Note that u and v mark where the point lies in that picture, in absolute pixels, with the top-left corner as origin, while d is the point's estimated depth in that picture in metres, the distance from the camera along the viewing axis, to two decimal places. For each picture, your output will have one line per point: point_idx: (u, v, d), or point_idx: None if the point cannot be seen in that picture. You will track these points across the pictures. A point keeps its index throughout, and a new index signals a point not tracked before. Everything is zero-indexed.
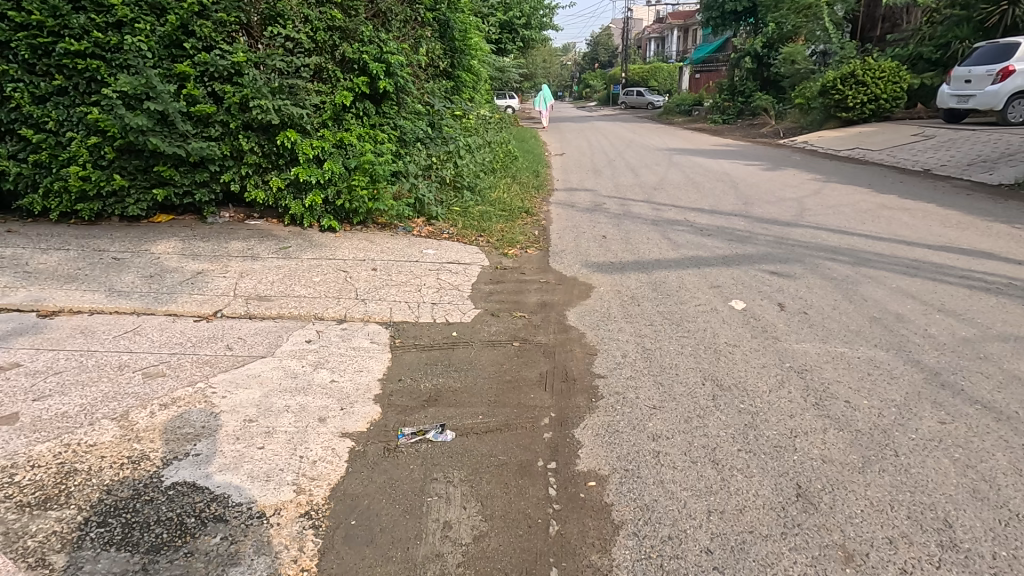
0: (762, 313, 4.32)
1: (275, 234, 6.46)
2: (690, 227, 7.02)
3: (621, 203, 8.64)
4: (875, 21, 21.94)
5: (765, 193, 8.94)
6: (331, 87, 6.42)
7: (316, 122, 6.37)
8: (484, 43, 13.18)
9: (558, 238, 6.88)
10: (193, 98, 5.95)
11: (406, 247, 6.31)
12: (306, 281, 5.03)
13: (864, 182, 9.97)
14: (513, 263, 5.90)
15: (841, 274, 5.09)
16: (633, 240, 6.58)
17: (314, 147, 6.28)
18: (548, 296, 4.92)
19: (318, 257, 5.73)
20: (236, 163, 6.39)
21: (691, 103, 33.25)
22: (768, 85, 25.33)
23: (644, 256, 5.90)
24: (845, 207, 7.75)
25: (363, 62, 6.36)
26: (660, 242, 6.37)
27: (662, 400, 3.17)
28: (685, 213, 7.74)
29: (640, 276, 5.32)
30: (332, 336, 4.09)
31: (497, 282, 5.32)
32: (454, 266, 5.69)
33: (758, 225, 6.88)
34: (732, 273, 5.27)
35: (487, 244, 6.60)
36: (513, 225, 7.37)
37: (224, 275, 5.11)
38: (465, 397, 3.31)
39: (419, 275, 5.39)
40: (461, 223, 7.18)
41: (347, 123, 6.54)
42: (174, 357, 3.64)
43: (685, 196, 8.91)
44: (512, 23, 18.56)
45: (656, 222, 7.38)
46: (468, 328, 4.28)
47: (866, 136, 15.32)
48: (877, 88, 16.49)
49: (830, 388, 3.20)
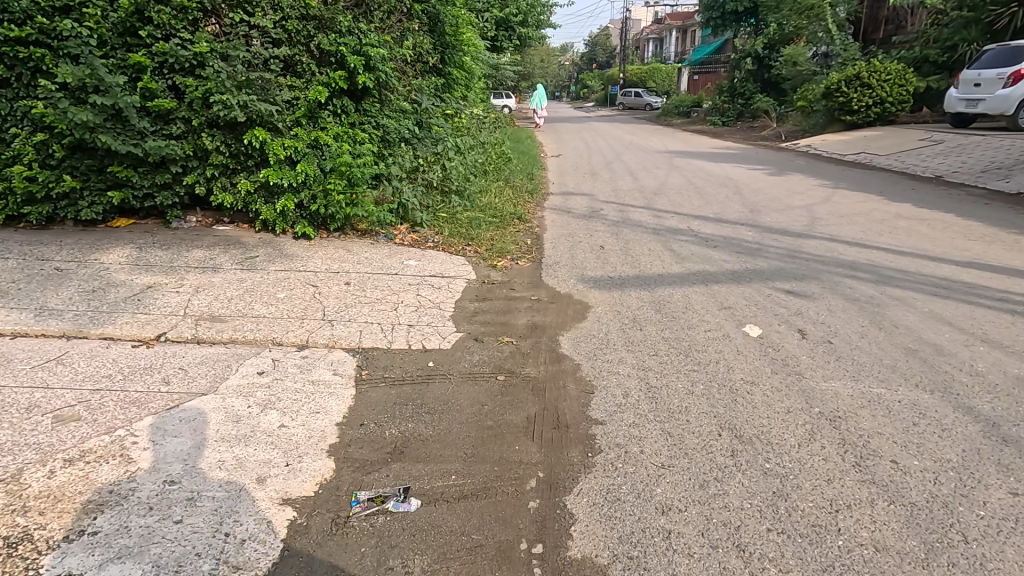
0: (780, 341, 3.82)
1: (243, 242, 5.92)
2: (694, 237, 6.52)
3: (620, 209, 8.12)
4: (878, 23, 21.55)
5: (772, 200, 8.44)
6: (306, 81, 5.88)
7: (289, 120, 5.84)
8: (478, 40, 12.66)
9: (552, 248, 6.36)
10: (150, 91, 5.42)
11: (386, 258, 5.78)
12: (268, 298, 4.49)
13: (874, 188, 9.49)
14: (502, 277, 5.38)
15: (865, 294, 4.58)
16: (633, 251, 6.07)
17: (286, 147, 5.75)
18: (540, 317, 4.39)
19: (287, 269, 5.19)
20: (201, 163, 5.85)
21: (689, 105, 32.84)
22: (768, 87, 24.92)
23: (645, 270, 5.39)
24: (859, 217, 7.26)
25: (340, 55, 5.82)
26: (662, 254, 5.85)
27: (672, 457, 2.65)
28: (688, 222, 7.23)
29: (641, 294, 4.80)
30: (289, 366, 3.55)
31: (484, 299, 4.80)
32: (437, 280, 5.16)
33: (768, 236, 6.38)
34: (743, 292, 4.76)
35: (474, 255, 6.06)
36: (504, 233, 6.84)
37: (177, 290, 4.57)
38: (438, 450, 2.77)
39: (396, 291, 4.86)
40: (447, 230, 6.64)
41: (323, 121, 6.01)
42: (97, 394, 3.10)
43: (688, 202, 8.40)
44: (508, 21, 18.08)
45: (658, 230, 6.87)
46: (447, 356, 3.75)
47: (872, 140, 14.87)
48: (882, 91, 16.05)
49: (871, 443, 2.70)
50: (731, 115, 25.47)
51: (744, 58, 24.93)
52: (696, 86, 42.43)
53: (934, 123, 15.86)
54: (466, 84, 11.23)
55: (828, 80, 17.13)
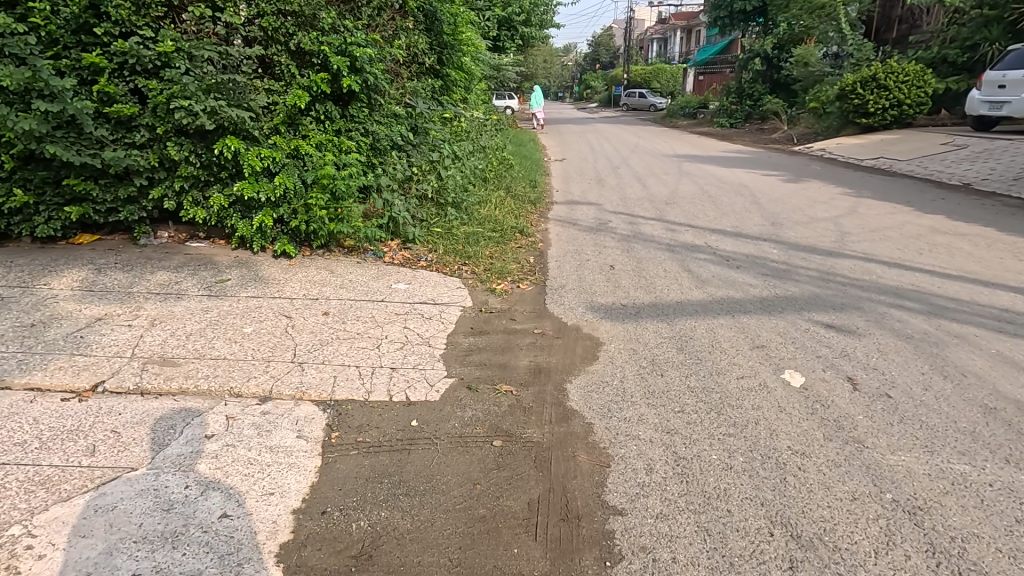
0: (828, 393, 3.23)
1: (216, 263, 5.36)
2: (713, 255, 5.93)
3: (629, 221, 7.53)
4: (892, 23, 20.91)
5: (793, 211, 7.84)
6: (285, 85, 5.33)
7: (266, 127, 5.28)
8: (480, 39, 12.07)
9: (557, 268, 5.78)
10: (109, 96, 4.87)
11: (372, 280, 5.21)
12: (233, 334, 3.92)
13: (901, 197, 8.89)
14: (502, 304, 4.80)
15: (918, 329, 3.99)
16: (647, 271, 5.48)
17: (262, 157, 5.18)
18: (545, 358, 3.81)
19: (260, 296, 4.63)
20: (169, 175, 5.30)
21: (695, 105, 32.20)
22: (778, 88, 24.29)
23: (661, 297, 4.81)
24: (891, 231, 6.66)
25: (323, 56, 5.24)
26: (679, 277, 5.26)
27: (714, 572, 2.08)
28: (705, 236, 6.64)
29: (659, 328, 4.22)
30: (245, 428, 2.96)
31: (480, 333, 4.22)
32: (428, 309, 4.59)
33: (796, 254, 5.79)
34: (776, 325, 4.18)
35: (471, 276, 5.47)
36: (504, 250, 6.26)
37: (130, 323, 4.01)
38: (416, 554, 2.19)
39: (381, 322, 4.29)
40: (442, 246, 6.05)
41: (304, 129, 5.44)
42: (1, 472, 2.52)
43: (702, 213, 7.80)
44: (511, 20, 17.48)
45: (672, 247, 6.28)
46: (434, 412, 3.17)
47: (890, 144, 14.25)
48: (900, 92, 15.41)
49: (968, 551, 2.12)
50: (739, 116, 24.84)
51: (752, 58, 24.43)
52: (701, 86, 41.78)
53: (954, 127, 15.23)
54: (465, 86, 10.66)
55: (843, 82, 16.50)
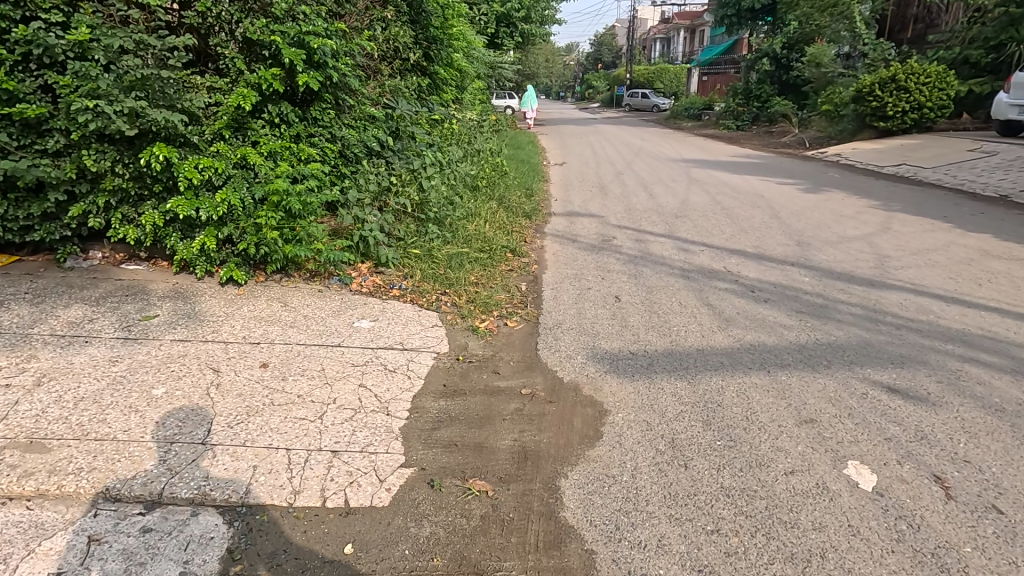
0: (914, 503, 2.39)
1: (149, 293, 4.52)
2: (735, 284, 5.08)
3: (635, 239, 6.68)
4: (907, 22, 19.96)
5: (819, 228, 6.99)
6: (232, 82, 4.53)
7: (208, 131, 4.45)
8: (473, 34, 11.20)
9: (552, 298, 4.93)
10: (11, 93, 4.02)
11: (331, 315, 4.37)
12: (135, 399, 3.07)
13: (937, 210, 8.04)
14: (483, 349, 3.96)
15: (1008, 397, 3.16)
16: (658, 305, 4.65)
17: (202, 168, 4.35)
18: (533, 436, 2.95)
19: (187, 341, 3.78)
20: (92, 187, 4.46)
21: (700, 106, 31.34)
22: (786, 89, 23.44)
23: (677, 343, 3.96)
24: (937, 255, 5.81)
25: (275, 47, 4.41)
26: (698, 314, 4.42)
27: None
28: (724, 259, 5.78)
29: (678, 389, 3.38)
30: (108, 561, 2.12)
31: (454, 394, 3.37)
32: (392, 358, 3.74)
33: (833, 285, 4.94)
34: (824, 387, 3.33)
35: (450, 310, 4.62)
36: (492, 274, 5.41)
37: (9, 382, 3.17)
38: None
39: (330, 379, 3.44)
40: (420, 271, 5.19)
41: (254, 135, 4.63)
42: None
43: (718, 230, 6.95)
44: (509, 15, 16.59)
45: (686, 273, 5.43)
46: (380, 528, 2.33)
47: (912, 149, 13.38)
48: (921, 94, 14.54)
49: None
50: (745, 118, 23.98)
51: (761, 57, 23.62)
52: (705, 87, 40.88)
53: (978, 131, 14.37)
54: (455, 84, 9.82)
55: (859, 83, 15.61)
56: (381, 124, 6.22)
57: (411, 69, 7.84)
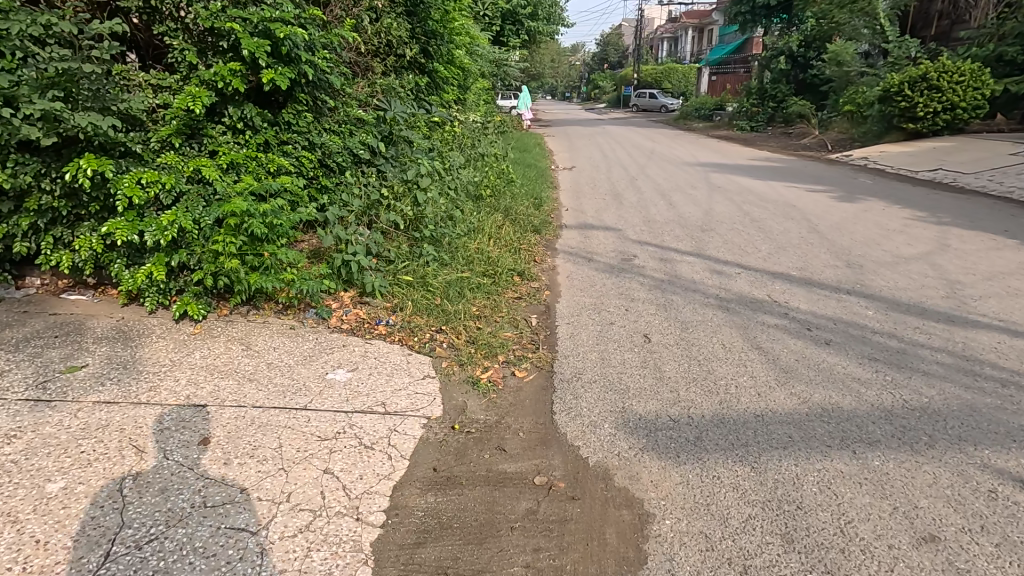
0: None
1: (84, 334, 3.76)
2: (786, 319, 4.28)
3: (660, 259, 5.87)
4: (931, 19, 18.94)
5: (868, 245, 6.17)
6: (184, 79, 3.77)
7: (155, 138, 3.70)
8: (477, 30, 10.42)
9: (569, 335, 4.15)
10: None
11: (302, 363, 3.60)
12: (19, 501, 2.30)
13: (995, 223, 7.19)
14: (486, 413, 3.18)
15: None
16: (698, 349, 3.85)
17: (145, 183, 3.58)
18: (551, 560, 2.17)
19: (114, 404, 3.01)
20: (16, 206, 3.69)
21: (711, 106, 30.43)
22: (804, 89, 22.56)
23: (728, 406, 3.16)
24: (1016, 280, 4.99)
25: (234, 37, 3.64)
26: (748, 364, 3.61)
27: None
28: (765, 286, 4.99)
29: (740, 479, 2.58)
30: None
31: (447, 486, 2.59)
32: (371, 428, 2.96)
33: (905, 321, 4.13)
34: (935, 478, 2.52)
35: (447, 353, 3.85)
36: (498, 304, 4.63)
37: None
38: None
39: (287, 462, 2.65)
40: (412, 302, 4.39)
41: (212, 143, 3.86)
42: None
43: (752, 248, 6.13)
44: (515, 13, 15.84)
45: (725, 303, 4.63)
46: None
47: (947, 153, 12.51)
48: (954, 94, 13.65)
49: None
50: (760, 119, 23.13)
51: (777, 55, 22.82)
52: (714, 87, 39.94)
53: (1015, 134, 13.47)
54: (456, 84, 9.05)
55: (886, 82, 14.72)
56: (370, 129, 5.46)
57: (406, 67, 7.10)
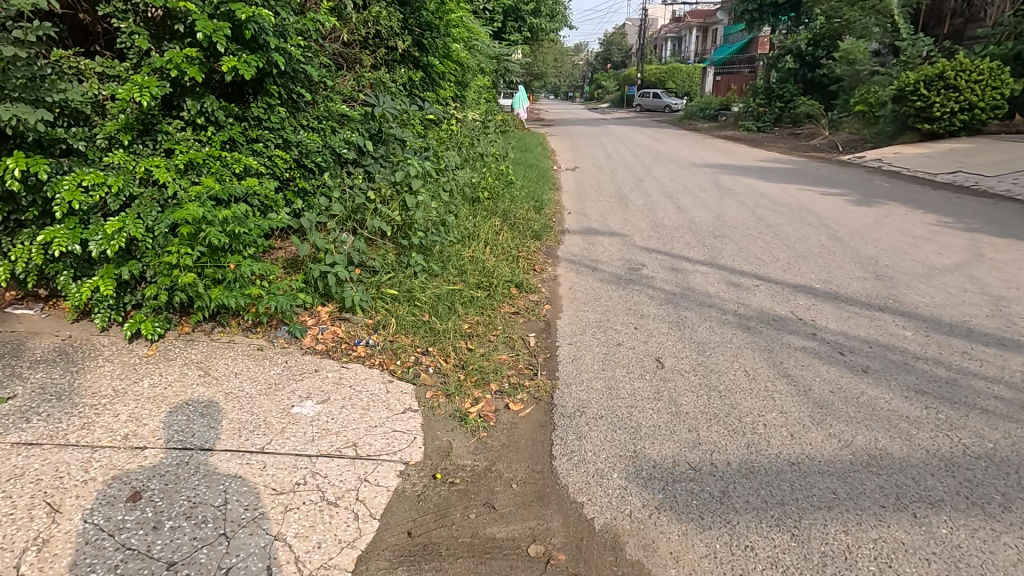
0: None
1: (21, 356, 3.30)
2: (815, 341, 3.81)
3: (670, 269, 5.41)
4: (944, 17, 18.45)
5: (896, 254, 5.70)
6: (135, 68, 3.31)
7: (101, 134, 3.24)
8: (477, 24, 9.97)
9: (571, 358, 3.69)
10: None
11: (267, 393, 3.15)
12: None
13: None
14: (474, 457, 2.72)
15: None
16: (718, 377, 3.40)
17: (87, 186, 3.12)
18: None
19: (36, 446, 2.56)
20: None
21: (716, 107, 29.94)
22: (812, 89, 22.06)
23: (758, 451, 2.70)
24: None
25: (190, 20, 3.18)
26: (777, 396, 3.15)
27: None
28: (788, 302, 4.52)
29: (780, 552, 2.12)
30: None
31: (423, 557, 2.13)
32: (337, 478, 2.51)
33: (951, 345, 3.68)
34: (1019, 554, 2.07)
35: (433, 380, 3.39)
36: (492, 321, 4.17)
37: None
38: None
39: (232, 526, 2.20)
40: (396, 319, 3.95)
41: (168, 140, 3.41)
42: None
43: (770, 257, 5.67)
44: (517, 10, 15.43)
45: (745, 322, 4.17)
46: None
47: (965, 154, 12.03)
48: (972, 93, 13.16)
49: None
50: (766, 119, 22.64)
51: (785, 54, 22.33)
52: (718, 86, 39.45)
53: None
54: (454, 80, 8.59)
55: (900, 81, 14.23)
56: (355, 126, 5.02)
57: (399, 61, 6.66)
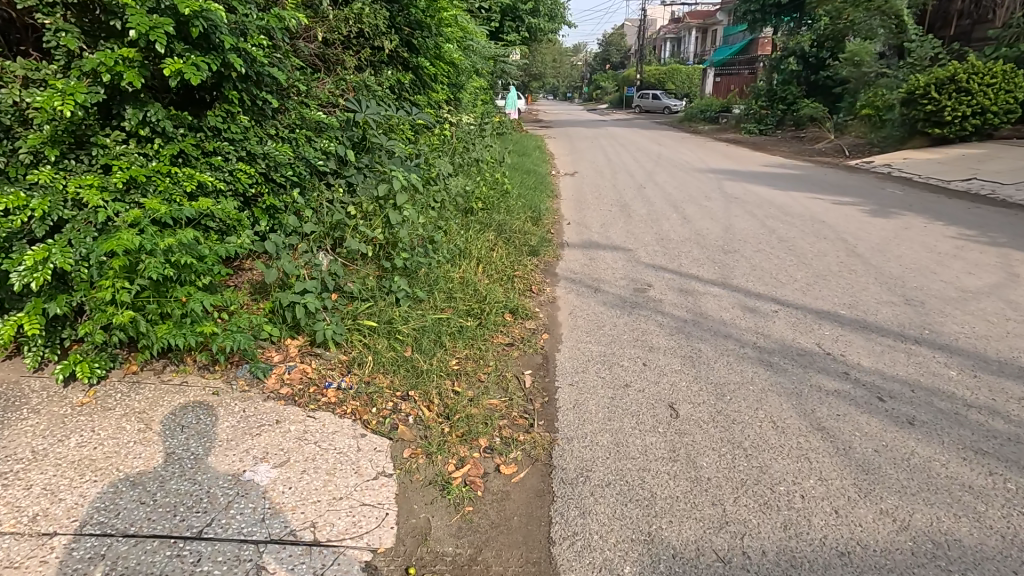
0: None
1: None
2: (849, 383, 3.37)
3: (679, 291, 4.96)
4: (950, 18, 18.03)
5: (924, 274, 5.25)
6: (65, 70, 2.83)
7: (23, 148, 2.76)
8: (472, 23, 9.51)
9: (573, 404, 3.23)
10: None
11: (216, 453, 2.68)
12: None
13: None
14: (457, 543, 2.26)
15: None
16: (741, 430, 2.94)
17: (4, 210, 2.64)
18: None
19: None
20: None
21: (718, 108, 29.48)
22: (816, 91, 21.64)
23: (797, 535, 2.25)
24: None
25: (125, 15, 2.70)
26: (813, 458, 2.70)
27: None
28: (813, 333, 4.07)
29: None
30: None
31: None
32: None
33: (1005, 390, 3.23)
34: None
35: (412, 433, 2.94)
36: (482, 355, 3.72)
37: None
38: None
39: None
40: (373, 356, 3.49)
41: (105, 155, 2.93)
42: None
43: (787, 277, 5.22)
44: (514, 8, 15.02)
45: (767, 357, 3.71)
46: None
47: (979, 160, 11.60)
48: (985, 97, 12.74)
49: None
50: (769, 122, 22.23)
51: (788, 56, 21.89)
52: (719, 87, 39.05)
53: None
54: (447, 82, 8.14)
55: (910, 84, 13.80)
56: (334, 135, 4.56)
57: (387, 62, 6.22)
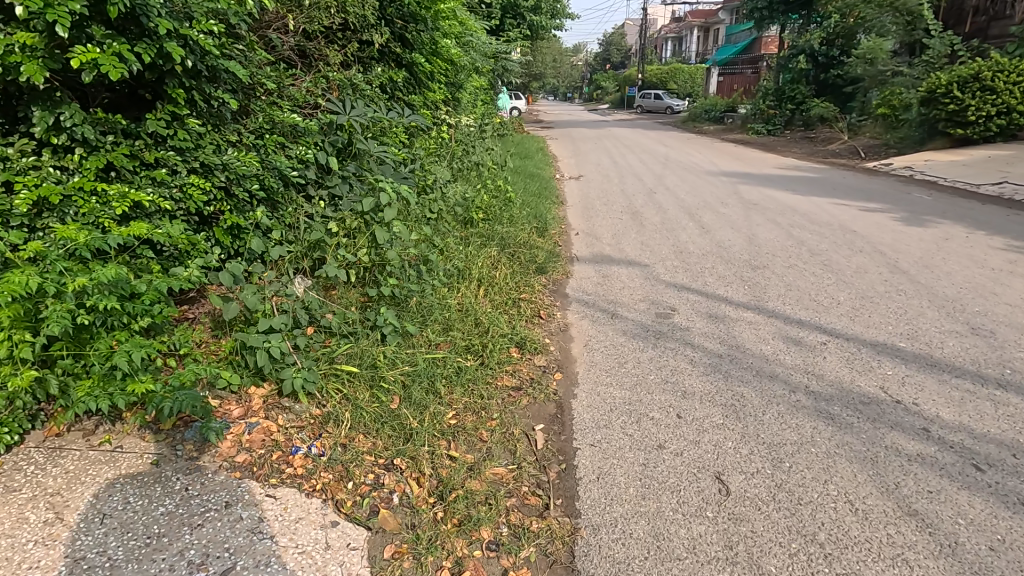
0: None
1: None
2: (933, 445, 2.75)
3: (708, 317, 4.34)
4: (964, 15, 17.23)
5: (983, 295, 4.65)
6: None
7: None
8: (470, 16, 8.89)
9: (597, 475, 2.62)
10: None
11: (140, 556, 2.06)
12: None
13: None
14: None
15: None
16: (812, 515, 2.33)
17: None
18: None
19: None
20: None
21: (722, 107, 28.85)
22: (826, 90, 21.02)
23: None
24: None
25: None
26: (913, 563, 2.09)
27: None
28: (873, 373, 3.45)
29: None
30: None
31: None
32: None
33: None
34: None
35: (396, 519, 2.33)
36: (486, 405, 3.12)
37: None
38: None
39: None
40: (353, 410, 2.88)
41: (7, 170, 2.33)
42: None
43: (829, 299, 4.61)
44: (513, 3, 14.43)
45: (826, 407, 3.10)
46: None
47: (1008, 162, 11.00)
48: (1012, 96, 12.14)
49: None
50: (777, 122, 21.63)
51: (797, 54, 21.25)
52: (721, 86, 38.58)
53: None
54: (444, 80, 7.52)
55: (930, 82, 13.20)
56: (313, 140, 3.95)
57: (377, 58, 5.62)
